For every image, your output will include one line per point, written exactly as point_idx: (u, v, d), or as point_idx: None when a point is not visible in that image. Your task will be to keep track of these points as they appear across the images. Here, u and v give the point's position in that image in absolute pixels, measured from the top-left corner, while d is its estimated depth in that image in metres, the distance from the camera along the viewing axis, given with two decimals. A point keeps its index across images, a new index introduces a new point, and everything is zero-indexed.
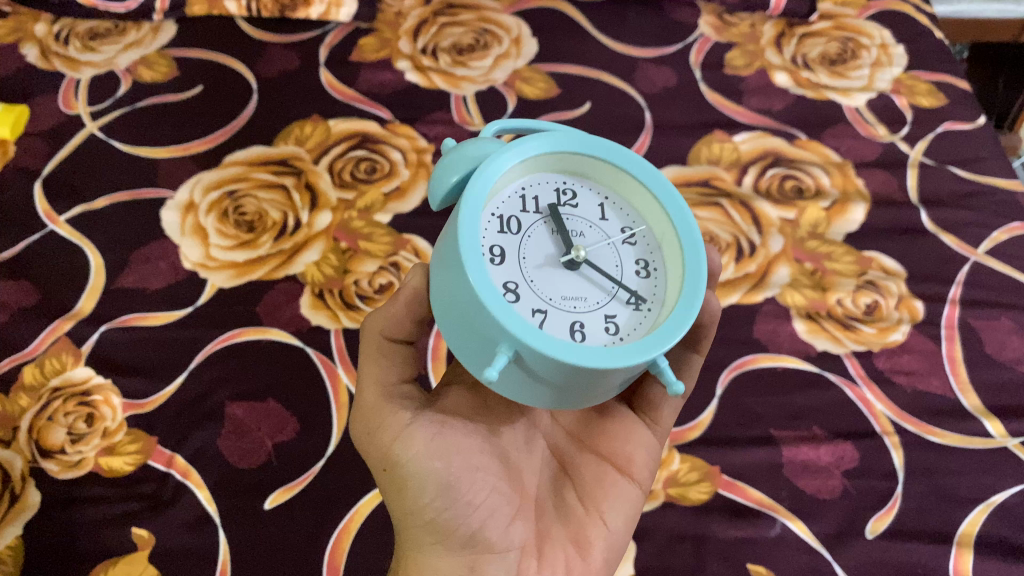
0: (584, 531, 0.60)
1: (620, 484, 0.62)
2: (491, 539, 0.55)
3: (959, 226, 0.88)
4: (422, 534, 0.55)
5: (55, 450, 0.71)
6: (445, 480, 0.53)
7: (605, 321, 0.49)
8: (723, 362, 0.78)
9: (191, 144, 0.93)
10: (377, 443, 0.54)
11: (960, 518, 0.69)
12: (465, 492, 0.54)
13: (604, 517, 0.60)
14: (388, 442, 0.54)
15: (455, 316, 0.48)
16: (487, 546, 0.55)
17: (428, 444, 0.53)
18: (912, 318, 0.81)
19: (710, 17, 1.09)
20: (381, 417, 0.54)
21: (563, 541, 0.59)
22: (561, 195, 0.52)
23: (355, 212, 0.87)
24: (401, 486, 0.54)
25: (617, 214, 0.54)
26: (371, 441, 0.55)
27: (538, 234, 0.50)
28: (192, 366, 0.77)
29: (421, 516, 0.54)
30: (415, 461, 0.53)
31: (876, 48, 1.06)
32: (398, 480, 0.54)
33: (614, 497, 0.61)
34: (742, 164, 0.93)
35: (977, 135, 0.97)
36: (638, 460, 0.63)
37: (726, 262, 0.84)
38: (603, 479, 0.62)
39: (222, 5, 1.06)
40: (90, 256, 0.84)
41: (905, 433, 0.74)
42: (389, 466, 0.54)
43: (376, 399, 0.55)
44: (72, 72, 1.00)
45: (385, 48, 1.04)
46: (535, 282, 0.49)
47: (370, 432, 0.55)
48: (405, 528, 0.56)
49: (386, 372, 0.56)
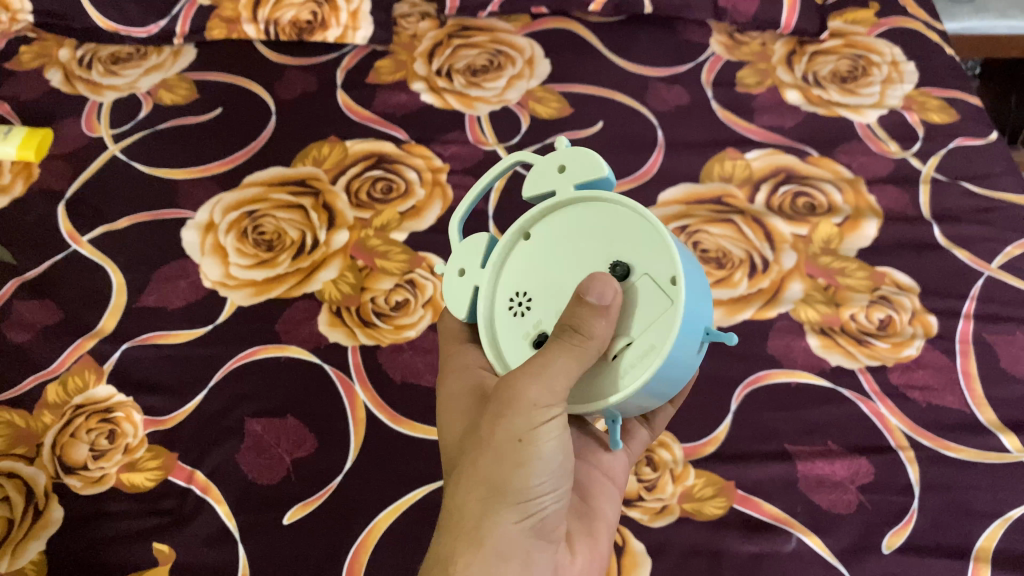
0: (591, 523, 0.61)
1: (607, 485, 0.64)
2: (548, 526, 0.54)
3: (971, 242, 0.88)
4: (503, 510, 0.51)
5: (78, 467, 0.72)
6: (558, 469, 0.53)
7: None
8: (736, 378, 0.78)
9: (210, 165, 0.95)
10: (528, 417, 0.50)
11: (977, 533, 0.69)
12: (560, 479, 0.54)
13: (604, 511, 0.62)
14: (540, 420, 0.50)
15: (693, 279, 0.52)
16: (545, 536, 0.54)
17: (563, 435, 0.52)
18: (926, 333, 0.81)
19: (721, 37, 1.11)
20: (553, 391, 0.49)
21: (581, 533, 0.60)
22: None
23: (371, 231, 0.88)
24: (520, 461, 0.51)
25: None
26: (527, 411, 0.49)
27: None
28: (212, 383, 0.78)
29: (521, 495, 0.51)
30: (551, 447, 0.51)
31: (887, 65, 1.07)
32: (524, 456, 0.51)
33: (606, 496, 0.63)
34: (754, 181, 0.94)
35: (990, 150, 0.97)
36: (616, 463, 0.65)
37: (739, 279, 0.85)
38: (595, 481, 0.63)
39: (241, 30, 1.08)
40: (112, 276, 0.85)
41: (920, 448, 0.74)
42: (527, 437, 0.50)
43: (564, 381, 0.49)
44: (95, 96, 1.03)
45: (401, 70, 1.06)
46: None
47: (535, 404, 0.49)
48: (482, 497, 0.51)
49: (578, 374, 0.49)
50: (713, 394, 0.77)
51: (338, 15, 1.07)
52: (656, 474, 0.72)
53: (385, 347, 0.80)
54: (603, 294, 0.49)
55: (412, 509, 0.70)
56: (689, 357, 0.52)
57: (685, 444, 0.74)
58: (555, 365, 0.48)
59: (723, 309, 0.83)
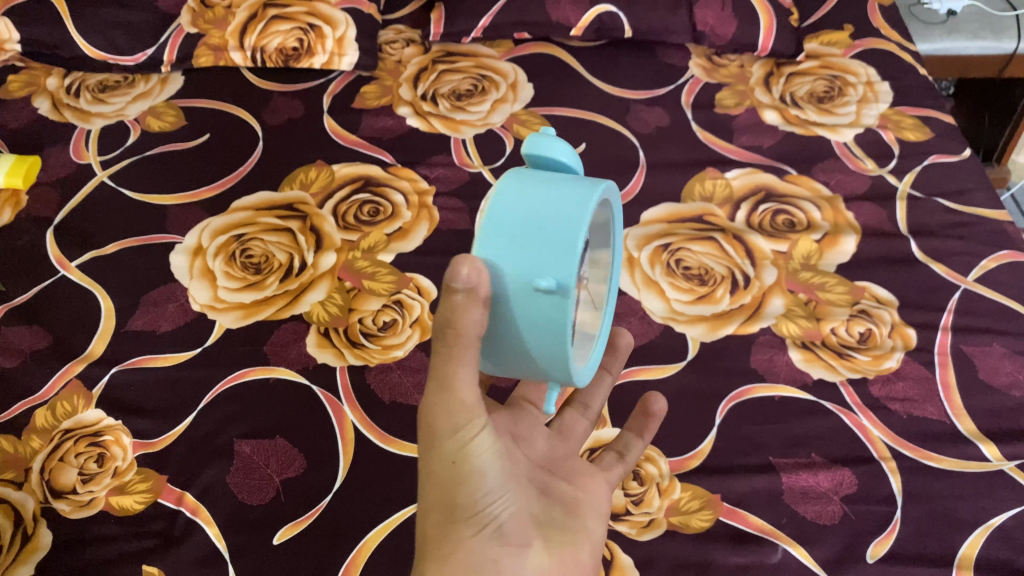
0: (574, 533, 0.56)
1: (592, 503, 0.60)
2: (517, 534, 0.52)
3: (947, 256, 0.90)
4: (460, 526, 0.51)
5: (67, 491, 0.72)
6: (500, 478, 0.52)
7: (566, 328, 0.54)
8: (721, 393, 0.79)
9: (198, 190, 0.96)
10: (456, 435, 0.51)
11: (960, 541, 0.69)
12: (509, 488, 0.53)
13: (589, 525, 0.58)
14: (468, 435, 0.51)
15: (522, 229, 0.48)
16: (515, 542, 0.51)
17: (496, 449, 0.53)
18: (905, 345, 0.82)
19: (700, 59, 1.14)
20: (464, 412, 0.50)
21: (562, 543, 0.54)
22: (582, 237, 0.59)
23: (359, 252, 0.89)
24: (462, 480, 0.51)
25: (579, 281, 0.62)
26: (448, 432, 0.51)
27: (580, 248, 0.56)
28: (201, 405, 0.78)
29: (470, 508, 0.51)
30: (484, 456, 0.51)
31: (862, 85, 1.10)
32: (461, 472, 0.51)
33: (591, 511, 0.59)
34: (734, 200, 0.96)
35: (963, 167, 1.00)
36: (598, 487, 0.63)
37: (721, 295, 0.86)
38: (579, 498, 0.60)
39: (228, 57, 1.09)
40: (101, 300, 0.86)
41: (901, 459, 0.75)
42: (460, 456, 0.51)
43: (468, 394, 0.50)
44: (84, 123, 1.04)
45: (387, 95, 1.08)
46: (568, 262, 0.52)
47: (452, 420, 0.50)
48: (439, 519, 0.51)
49: (469, 367, 0.49)
50: (698, 408, 0.78)
51: (324, 42, 1.09)
52: (643, 488, 0.73)
53: (374, 367, 0.80)
54: (474, 278, 0.46)
55: (400, 528, 0.70)
56: (514, 309, 0.49)
57: (671, 459, 0.75)
58: (453, 380, 0.49)
59: (706, 325, 0.84)
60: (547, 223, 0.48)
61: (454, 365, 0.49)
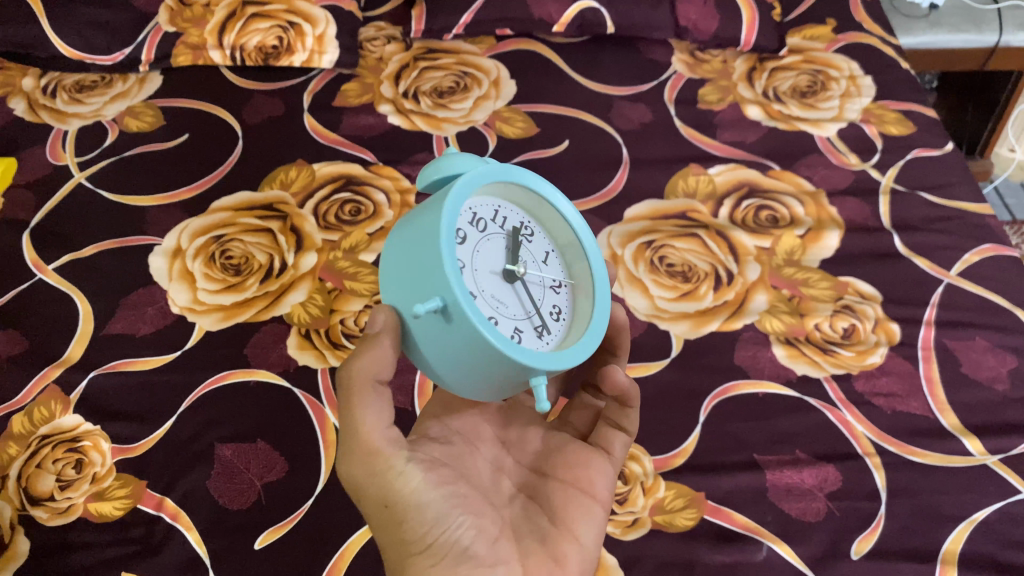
0: (560, 547, 0.59)
1: (586, 505, 0.62)
2: (482, 555, 0.55)
3: (930, 250, 0.90)
4: (416, 560, 0.54)
5: (44, 498, 0.71)
6: (443, 506, 0.54)
7: (517, 328, 0.53)
8: (705, 390, 0.79)
9: (177, 191, 0.95)
10: (378, 480, 0.53)
11: (944, 536, 0.69)
12: (459, 514, 0.55)
13: (577, 534, 0.61)
14: (393, 478, 0.53)
15: (407, 269, 0.52)
16: (480, 563, 0.55)
17: (433, 480, 0.55)
18: (889, 341, 0.82)
19: (683, 55, 1.14)
20: (380, 457, 0.53)
21: (542, 556, 0.58)
22: (523, 229, 0.59)
23: (340, 252, 0.89)
24: (401, 520, 0.53)
25: (556, 267, 0.60)
26: (371, 480, 0.53)
27: (498, 242, 0.55)
28: (181, 409, 0.77)
29: (420, 542, 0.54)
30: (417, 492, 0.53)
31: (845, 79, 1.09)
32: (398, 514, 0.53)
33: (585, 517, 0.62)
34: (717, 196, 0.95)
35: (946, 161, 1.00)
36: (599, 483, 0.64)
37: (705, 292, 0.86)
38: (571, 501, 0.63)
39: (207, 55, 1.08)
40: (78, 304, 0.85)
41: (886, 454, 0.75)
42: (389, 500, 0.53)
43: (375, 439, 0.53)
44: (61, 124, 1.02)
45: (368, 93, 1.07)
46: (479, 270, 0.52)
47: (370, 469, 0.53)
48: (397, 558, 0.55)
49: (374, 410, 0.53)
50: (682, 406, 0.78)
51: (304, 40, 1.08)
52: (627, 487, 0.72)
53: None
54: (379, 323, 0.54)
55: None
56: (432, 336, 0.52)
57: (655, 457, 0.74)
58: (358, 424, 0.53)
59: (690, 322, 0.84)
60: (418, 250, 0.51)
61: (357, 412, 0.53)
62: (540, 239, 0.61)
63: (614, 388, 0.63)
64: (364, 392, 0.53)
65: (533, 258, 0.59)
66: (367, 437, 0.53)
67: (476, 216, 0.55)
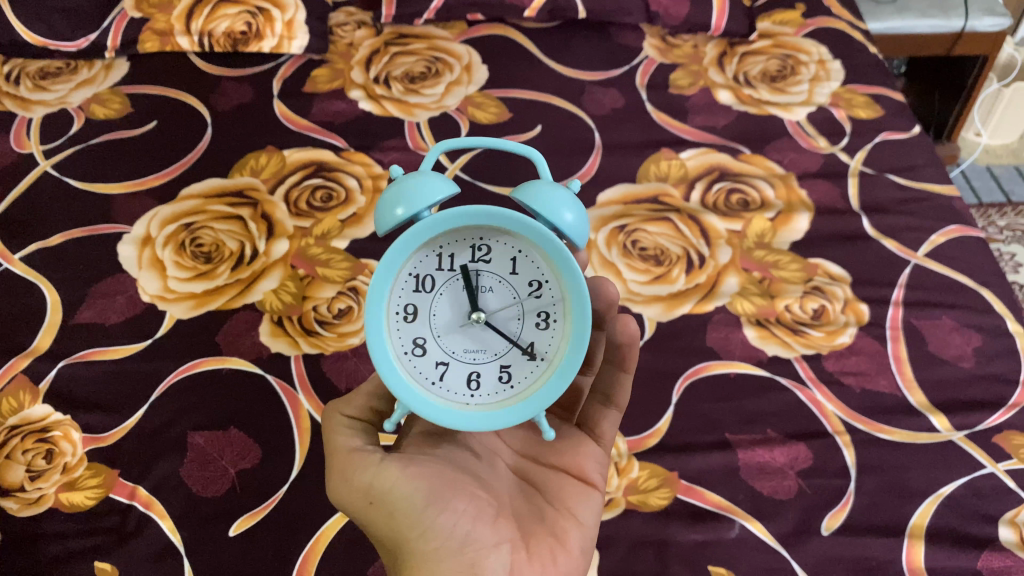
0: (558, 525, 0.61)
1: (580, 484, 0.64)
2: (482, 535, 0.56)
3: (899, 232, 0.92)
4: (416, 548, 0.55)
5: (14, 488, 0.70)
6: (429, 493, 0.55)
7: (500, 370, 0.57)
8: (677, 371, 0.80)
9: (146, 179, 0.94)
10: (355, 482, 0.55)
11: (911, 511, 0.71)
12: (450, 500, 0.56)
13: (574, 511, 0.62)
14: (366, 477, 0.55)
15: None
16: (482, 544, 0.55)
17: (414, 471, 0.56)
18: (858, 321, 0.84)
19: (654, 40, 1.14)
20: (353, 462, 0.56)
21: (544, 534, 0.59)
22: (475, 251, 0.56)
23: (312, 239, 0.88)
24: (389, 513, 0.55)
25: (528, 267, 0.56)
26: (352, 486, 0.55)
27: (448, 294, 0.56)
28: (153, 398, 0.77)
29: (415, 529, 0.54)
30: (398, 483, 0.55)
31: (814, 64, 1.10)
32: (385, 510, 0.55)
33: (579, 495, 0.63)
34: (689, 179, 0.96)
35: (913, 144, 1.02)
36: (591, 465, 0.65)
37: (677, 275, 0.87)
38: (565, 485, 0.64)
39: (174, 42, 1.07)
40: (46, 294, 0.84)
41: (855, 432, 0.76)
42: (373, 497, 0.55)
43: (343, 451, 0.57)
44: (24, 111, 1.01)
45: (339, 78, 1.07)
46: (441, 337, 0.57)
47: (344, 476, 0.56)
48: (395, 554, 0.56)
49: (345, 433, 0.58)
50: (655, 387, 0.79)
51: (273, 25, 1.07)
52: None
53: (329, 356, 0.80)
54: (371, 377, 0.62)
55: None
56: None
57: (629, 438, 0.75)
58: (333, 445, 0.58)
59: (662, 305, 0.85)
60: None
61: (333, 437, 0.58)
62: (502, 244, 0.56)
63: (625, 336, 0.67)
64: (337, 425, 0.59)
65: (499, 276, 0.56)
66: (338, 453, 0.57)
67: (417, 284, 0.56)
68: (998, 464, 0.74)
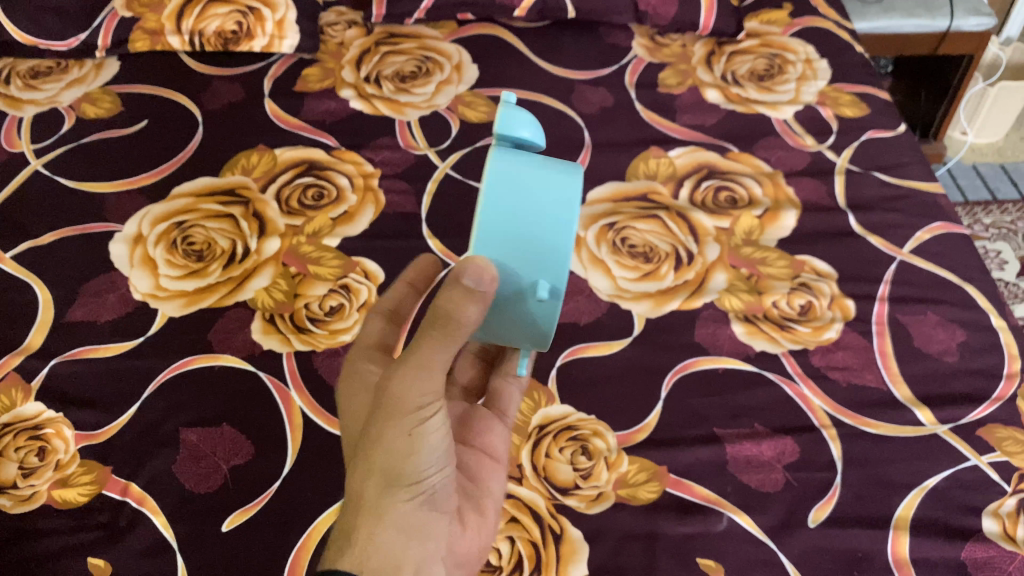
0: (481, 500, 0.62)
1: (491, 463, 0.66)
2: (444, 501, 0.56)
3: (884, 229, 0.93)
4: (398, 491, 0.53)
5: (8, 486, 0.71)
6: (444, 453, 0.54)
7: None
8: (667, 366, 0.81)
9: (138, 178, 0.94)
10: (413, 411, 0.51)
11: (896, 503, 0.72)
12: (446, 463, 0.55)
13: (490, 489, 0.64)
14: (423, 416, 0.52)
15: (523, 227, 0.51)
16: (439, 508, 0.55)
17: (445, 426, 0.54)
18: (844, 316, 0.85)
19: (643, 39, 1.15)
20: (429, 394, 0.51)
21: (471, 508, 0.61)
22: None
23: (303, 237, 0.89)
24: (413, 451, 0.52)
25: None
26: (410, 408, 0.51)
27: None
28: (145, 395, 0.77)
29: (416, 476, 0.53)
30: (438, 432, 0.53)
31: (801, 63, 1.12)
32: (413, 446, 0.52)
33: (493, 473, 0.65)
34: (677, 177, 0.97)
35: (898, 142, 1.03)
36: (498, 443, 0.67)
37: (665, 272, 0.87)
38: (478, 462, 0.65)
39: (165, 41, 1.07)
40: (39, 292, 0.84)
41: (841, 426, 0.77)
42: (416, 430, 0.52)
43: (434, 372, 0.51)
44: (15, 110, 1.01)
45: (330, 77, 1.07)
46: None
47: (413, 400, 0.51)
48: (378, 483, 0.52)
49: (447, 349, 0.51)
50: (644, 383, 0.80)
51: (264, 25, 1.08)
52: (592, 462, 0.74)
53: (320, 352, 0.80)
54: (482, 280, 0.47)
55: None
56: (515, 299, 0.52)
57: (618, 433, 0.76)
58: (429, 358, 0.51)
59: (651, 301, 0.86)
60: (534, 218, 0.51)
61: (437, 347, 0.50)
62: None
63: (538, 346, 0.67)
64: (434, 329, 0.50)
65: None
66: (430, 369, 0.51)
67: None
68: (982, 457, 0.75)
